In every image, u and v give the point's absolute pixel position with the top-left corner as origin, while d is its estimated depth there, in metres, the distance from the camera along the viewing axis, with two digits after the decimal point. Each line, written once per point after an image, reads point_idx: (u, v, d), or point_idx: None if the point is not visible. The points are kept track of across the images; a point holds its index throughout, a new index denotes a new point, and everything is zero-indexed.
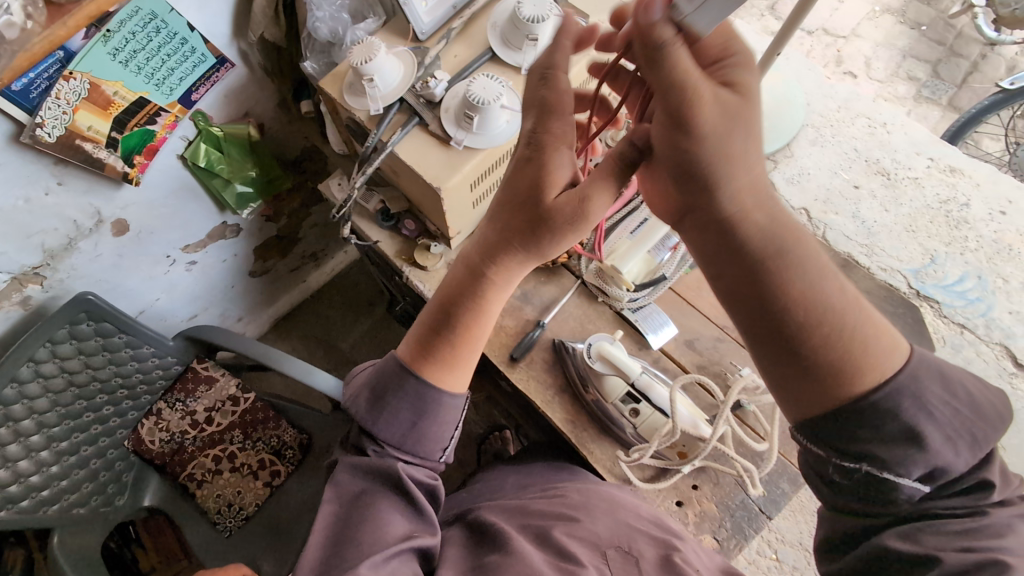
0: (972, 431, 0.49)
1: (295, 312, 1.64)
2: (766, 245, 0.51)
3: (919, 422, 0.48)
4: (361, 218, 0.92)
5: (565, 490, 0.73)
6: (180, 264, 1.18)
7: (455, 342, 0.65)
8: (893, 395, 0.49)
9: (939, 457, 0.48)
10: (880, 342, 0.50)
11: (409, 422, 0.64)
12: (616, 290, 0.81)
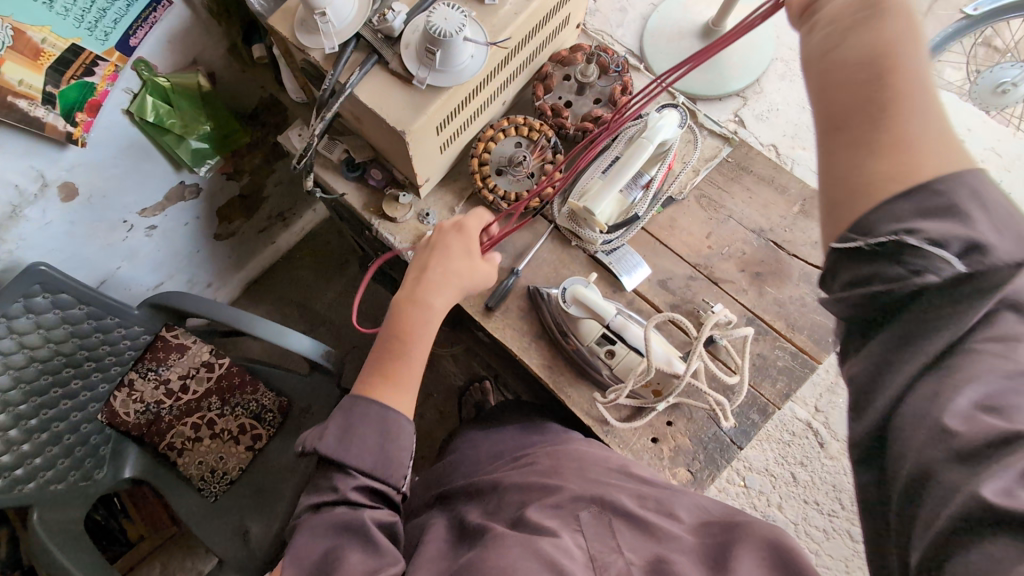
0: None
1: (267, 275, 1.59)
2: (896, 57, 0.47)
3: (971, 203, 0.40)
4: (325, 169, 0.88)
5: (535, 457, 0.74)
6: (139, 230, 1.13)
7: (404, 360, 0.69)
8: (953, 181, 0.42)
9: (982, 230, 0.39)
10: (944, 152, 0.44)
11: (372, 447, 0.64)
12: (589, 233, 0.79)
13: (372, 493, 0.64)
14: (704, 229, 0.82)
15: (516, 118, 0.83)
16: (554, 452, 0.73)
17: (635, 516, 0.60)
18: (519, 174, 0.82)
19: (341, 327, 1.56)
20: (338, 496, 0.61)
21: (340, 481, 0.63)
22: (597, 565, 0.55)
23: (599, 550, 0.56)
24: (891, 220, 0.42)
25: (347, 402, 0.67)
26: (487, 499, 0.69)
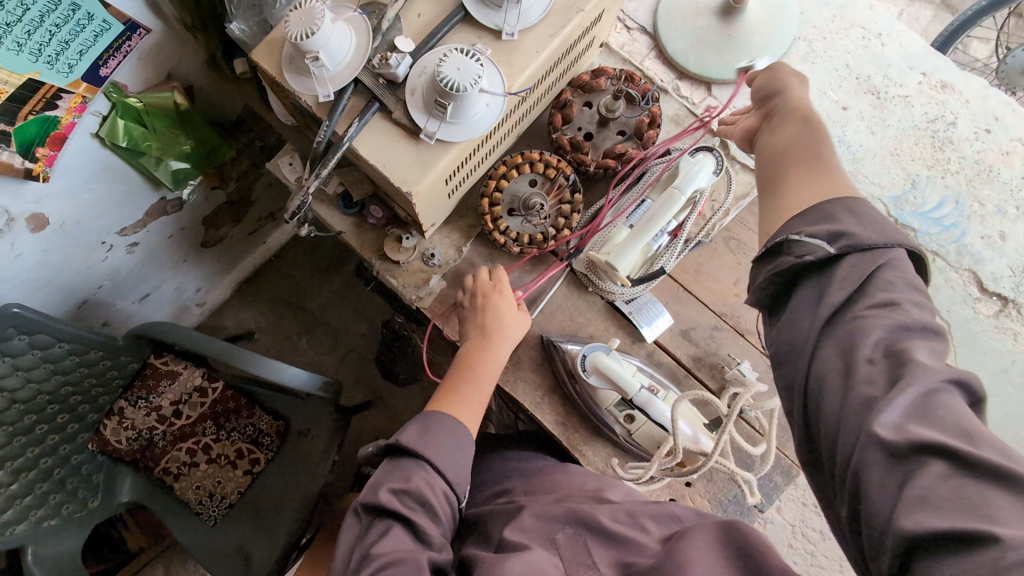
0: (889, 231, 0.49)
1: (259, 274, 1.52)
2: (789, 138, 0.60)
3: (844, 215, 0.50)
4: (320, 204, 0.81)
5: (514, 493, 0.72)
6: (120, 248, 1.06)
7: (471, 388, 0.70)
8: (829, 202, 0.52)
9: (853, 228, 0.49)
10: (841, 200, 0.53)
11: (447, 458, 0.64)
12: (610, 286, 0.74)
13: (441, 500, 0.61)
14: (731, 274, 0.77)
15: (533, 153, 0.76)
16: (546, 484, 0.71)
17: (613, 532, 0.58)
18: (533, 217, 0.76)
19: (337, 329, 1.50)
20: (410, 487, 0.59)
21: (414, 473, 0.61)
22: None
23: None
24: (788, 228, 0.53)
25: (423, 416, 0.68)
26: None
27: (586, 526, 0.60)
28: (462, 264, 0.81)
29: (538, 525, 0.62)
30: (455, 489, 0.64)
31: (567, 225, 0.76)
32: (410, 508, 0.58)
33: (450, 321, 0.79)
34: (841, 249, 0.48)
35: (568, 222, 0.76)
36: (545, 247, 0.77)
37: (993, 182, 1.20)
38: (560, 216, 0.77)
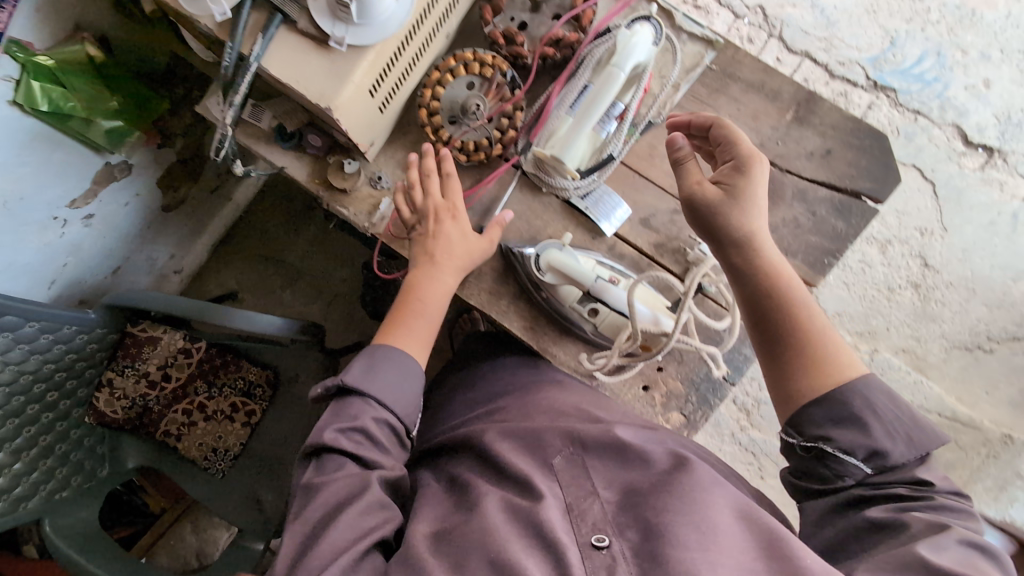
0: (913, 435, 0.60)
1: (233, 232, 1.49)
2: (762, 305, 0.64)
3: (866, 415, 0.60)
4: (255, 141, 0.78)
5: (504, 405, 0.75)
6: (74, 221, 1.03)
7: (416, 313, 0.71)
8: (850, 388, 0.61)
9: (882, 444, 0.59)
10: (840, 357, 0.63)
11: (394, 390, 0.68)
12: (560, 180, 0.72)
13: (385, 429, 0.66)
14: None
15: (466, 53, 0.72)
16: (521, 395, 0.75)
17: (623, 457, 0.63)
18: (474, 123, 0.73)
19: (318, 277, 1.49)
20: (355, 424, 0.64)
21: (360, 409, 0.65)
22: (573, 515, 0.58)
23: (574, 498, 0.60)
24: (811, 428, 0.61)
25: (370, 347, 0.70)
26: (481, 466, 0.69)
27: (579, 447, 0.65)
28: None
29: (530, 447, 0.66)
30: (402, 415, 0.68)
31: (511, 126, 0.73)
32: (355, 441, 0.63)
33: (407, 243, 0.77)
34: (874, 468, 0.59)
35: (512, 123, 0.74)
36: (494, 153, 0.74)
37: (977, 26, 1.39)
38: (503, 117, 0.73)
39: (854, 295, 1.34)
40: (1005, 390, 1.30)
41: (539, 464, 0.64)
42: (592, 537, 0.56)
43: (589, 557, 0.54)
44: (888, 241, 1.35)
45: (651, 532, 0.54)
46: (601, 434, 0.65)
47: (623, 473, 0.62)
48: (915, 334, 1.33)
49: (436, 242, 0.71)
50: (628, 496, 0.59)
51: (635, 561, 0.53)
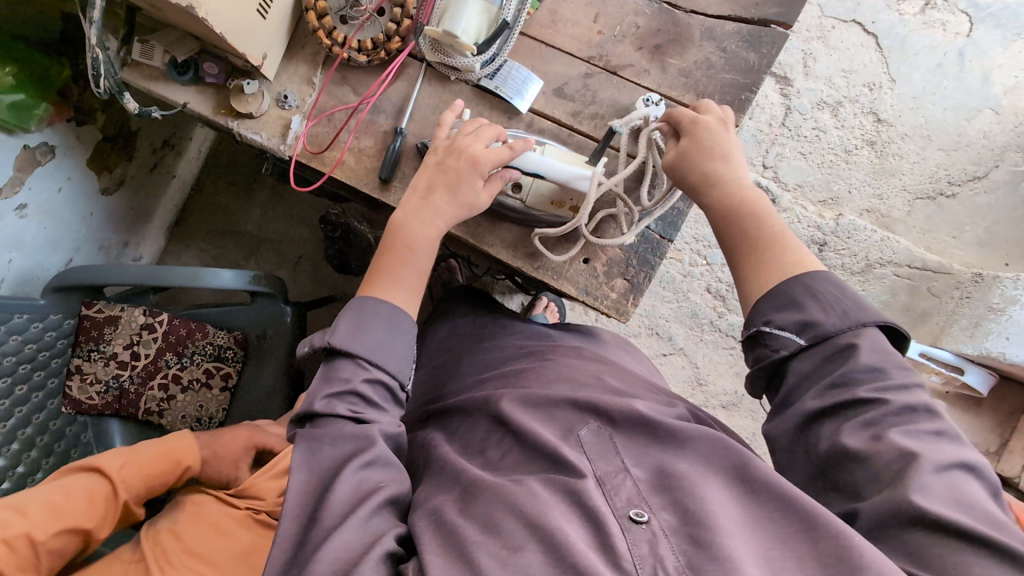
0: (852, 312, 0.55)
1: (185, 212, 1.40)
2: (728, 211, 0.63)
3: (804, 297, 0.56)
4: (152, 81, 0.74)
5: (523, 370, 0.74)
6: (9, 214, 0.97)
7: (406, 262, 0.66)
8: (793, 278, 0.58)
9: (814, 316, 0.55)
10: (782, 255, 0.60)
11: (388, 347, 0.63)
12: (461, 60, 0.69)
13: (380, 390, 0.62)
14: (589, 14, 0.73)
15: None
16: (539, 370, 0.73)
17: (660, 433, 0.58)
18: (363, 16, 0.72)
19: (281, 242, 1.39)
20: (348, 388, 0.60)
21: (352, 372, 0.61)
22: (607, 487, 0.53)
23: (606, 470, 0.55)
24: (757, 316, 0.59)
25: (354, 302, 0.65)
26: (478, 416, 0.68)
27: (607, 423, 0.60)
28: (319, 96, 0.75)
29: (547, 419, 0.62)
30: (395, 372, 0.63)
31: (405, 15, 0.70)
32: (350, 405, 0.59)
33: (324, 158, 0.74)
34: (808, 338, 0.55)
35: (404, 11, 0.71)
36: (392, 47, 0.71)
37: None
38: (393, 7, 0.71)
39: (812, 164, 1.32)
40: (971, 231, 1.29)
41: (563, 436, 0.60)
42: (630, 510, 0.51)
43: (628, 531, 0.49)
44: (837, 103, 1.32)
45: (694, 514, 0.49)
46: (630, 408, 0.60)
47: (658, 451, 0.57)
48: (878, 193, 1.32)
49: (443, 191, 0.65)
50: (663, 474, 0.54)
51: (677, 538, 0.48)
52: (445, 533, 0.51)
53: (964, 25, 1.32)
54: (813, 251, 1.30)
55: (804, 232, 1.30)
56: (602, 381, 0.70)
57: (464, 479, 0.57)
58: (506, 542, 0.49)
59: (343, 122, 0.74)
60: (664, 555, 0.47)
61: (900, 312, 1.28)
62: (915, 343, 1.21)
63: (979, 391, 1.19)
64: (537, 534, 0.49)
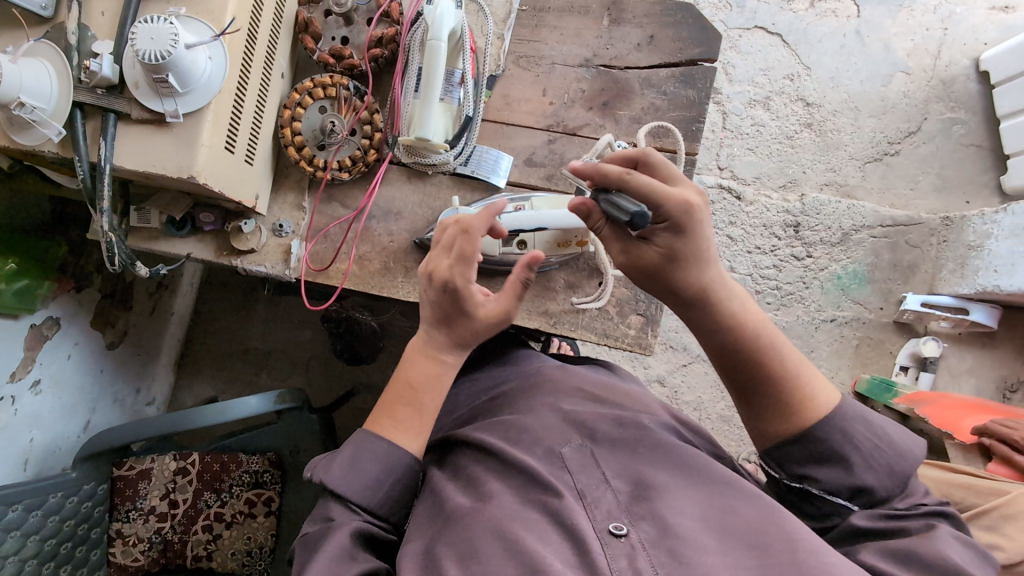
0: (895, 466, 0.57)
1: (187, 347, 1.38)
2: (740, 328, 0.61)
3: (847, 450, 0.57)
4: (150, 241, 0.78)
5: (505, 390, 0.75)
6: (23, 394, 0.95)
7: (411, 404, 0.64)
8: (826, 424, 0.58)
9: (864, 480, 0.57)
10: (810, 390, 0.60)
11: (380, 488, 0.60)
12: (436, 157, 0.77)
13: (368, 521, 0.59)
14: (538, 88, 0.81)
15: (306, 82, 0.77)
16: (521, 390, 0.72)
17: (646, 447, 0.61)
18: (338, 140, 0.78)
19: (288, 350, 1.37)
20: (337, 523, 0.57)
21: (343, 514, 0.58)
22: (587, 501, 0.55)
23: (587, 484, 0.57)
24: (796, 468, 0.60)
25: (358, 436, 0.62)
26: (458, 449, 0.66)
27: (588, 439, 0.62)
28: (313, 218, 0.80)
29: (527, 440, 0.62)
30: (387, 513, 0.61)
31: (374, 129, 0.78)
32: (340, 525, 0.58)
33: (330, 272, 0.79)
34: (862, 503, 0.57)
35: (373, 126, 0.78)
36: (370, 158, 0.78)
37: None
38: (363, 124, 0.78)
39: (762, 157, 1.42)
40: (924, 180, 1.41)
41: (542, 455, 0.61)
42: (609, 525, 0.53)
43: (608, 547, 0.51)
44: (767, 98, 1.43)
45: (670, 528, 0.52)
46: (615, 428, 0.63)
47: (637, 464, 0.59)
48: (830, 166, 1.41)
49: (439, 330, 0.65)
50: (642, 486, 0.57)
51: (655, 553, 0.51)
52: (427, 565, 0.52)
53: (852, 8, 1.45)
54: (791, 233, 1.38)
55: (776, 218, 1.39)
56: (586, 390, 0.71)
57: (446, 508, 0.57)
58: (484, 568, 0.50)
59: (340, 236, 0.80)
60: (642, 567, 0.49)
61: (888, 269, 1.38)
62: (915, 295, 1.32)
63: (990, 326, 1.29)
64: (515, 557, 0.50)
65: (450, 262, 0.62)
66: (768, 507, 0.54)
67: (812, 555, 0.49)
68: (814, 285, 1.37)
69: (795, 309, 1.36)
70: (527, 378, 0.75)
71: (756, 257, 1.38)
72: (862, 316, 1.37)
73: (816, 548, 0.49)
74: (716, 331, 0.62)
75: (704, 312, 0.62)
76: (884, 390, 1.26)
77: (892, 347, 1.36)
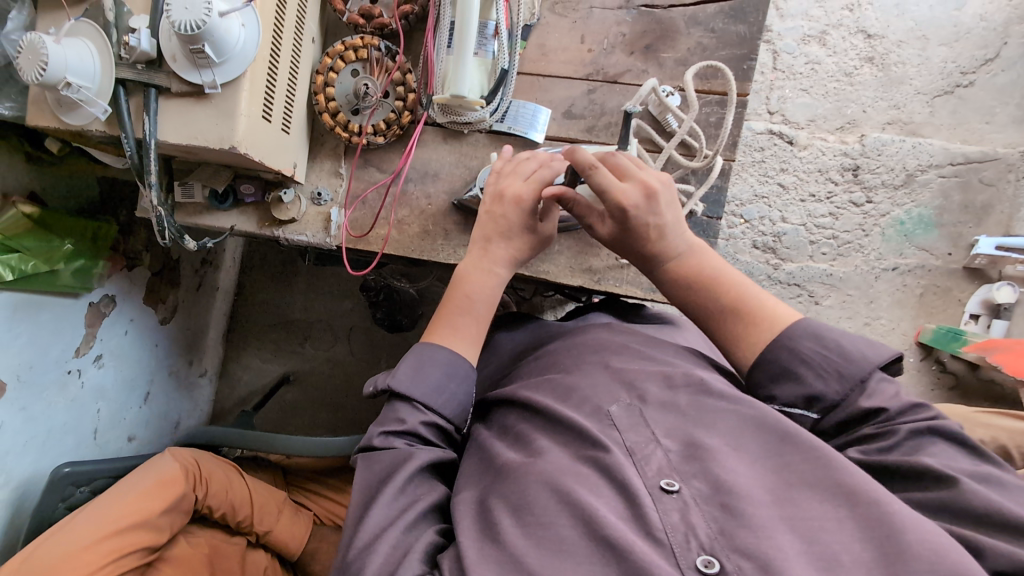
0: (845, 371, 0.55)
1: (238, 319, 1.42)
2: (690, 280, 0.66)
3: (796, 365, 0.56)
4: (196, 216, 0.79)
5: (553, 351, 0.73)
6: (88, 367, 1.00)
7: (467, 312, 0.69)
8: (775, 346, 0.58)
9: (815, 387, 0.55)
10: (760, 321, 0.61)
11: (443, 389, 0.64)
12: (472, 114, 0.75)
13: (434, 430, 0.63)
14: (574, 36, 0.77)
15: (338, 46, 0.75)
16: (569, 347, 0.71)
17: (697, 406, 0.57)
18: (372, 103, 0.75)
19: (332, 320, 1.40)
20: (405, 428, 0.60)
21: (409, 414, 0.62)
22: (638, 459, 0.53)
23: (636, 442, 0.55)
24: (759, 390, 0.59)
25: (417, 347, 0.67)
26: (510, 407, 0.65)
27: (638, 398, 0.59)
28: (350, 184, 0.80)
29: (575, 398, 0.61)
30: (451, 416, 0.64)
31: (408, 90, 0.76)
32: (406, 442, 0.60)
33: (369, 238, 0.78)
34: (819, 411, 0.56)
35: (407, 87, 0.76)
36: (404, 121, 0.77)
37: None
38: (396, 86, 0.76)
39: (818, 97, 1.32)
40: (1002, 112, 1.29)
41: (590, 412, 0.59)
42: (660, 481, 0.51)
43: (659, 502, 0.49)
44: (822, 33, 1.32)
45: (722, 481, 0.49)
46: (663, 389, 0.60)
47: (686, 422, 0.56)
48: (893, 103, 1.31)
49: (499, 240, 0.70)
50: (693, 443, 0.53)
51: (710, 507, 0.48)
52: (482, 517, 0.53)
53: None
54: (849, 177, 1.30)
55: (832, 162, 1.30)
56: (634, 347, 0.69)
57: (496, 463, 0.57)
58: (539, 520, 0.50)
59: (379, 201, 0.79)
60: (696, 523, 0.47)
61: (958, 211, 1.28)
62: (989, 238, 1.24)
63: None
64: (571, 510, 0.49)
65: (514, 177, 0.71)
66: (826, 454, 0.50)
67: (875, 507, 0.45)
68: (875, 232, 1.29)
69: (855, 259, 1.29)
70: (572, 337, 0.73)
71: (811, 205, 1.30)
72: (928, 263, 1.29)
73: (885, 501, 0.45)
74: (671, 287, 0.67)
75: (661, 271, 0.68)
76: (951, 338, 1.19)
77: (962, 295, 1.28)
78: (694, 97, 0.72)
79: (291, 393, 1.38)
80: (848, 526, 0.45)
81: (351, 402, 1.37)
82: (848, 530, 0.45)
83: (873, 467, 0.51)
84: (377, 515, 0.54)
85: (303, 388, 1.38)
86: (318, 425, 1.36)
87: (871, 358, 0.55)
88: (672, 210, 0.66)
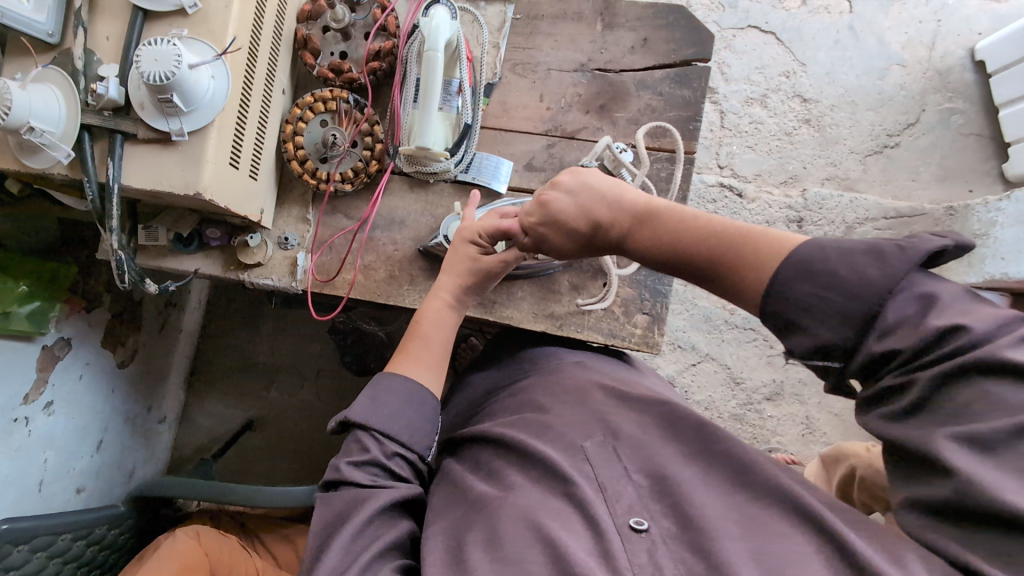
0: (848, 310, 0.47)
1: (197, 364, 1.38)
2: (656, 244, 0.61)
3: (795, 315, 0.49)
4: (160, 258, 0.79)
5: (525, 388, 0.74)
6: (37, 415, 0.96)
7: (423, 343, 0.71)
8: (770, 288, 0.51)
9: (823, 335, 0.48)
10: (747, 258, 0.54)
11: (401, 417, 0.65)
12: (437, 165, 0.78)
13: (399, 463, 0.63)
14: (534, 94, 0.83)
15: (308, 97, 0.78)
16: (543, 384, 0.72)
17: (671, 445, 0.59)
18: (340, 152, 0.79)
19: (297, 364, 1.38)
20: (368, 459, 0.61)
21: (371, 445, 0.62)
22: (608, 495, 0.55)
23: (608, 477, 0.57)
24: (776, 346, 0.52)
25: (376, 378, 0.68)
26: (480, 444, 0.67)
27: (611, 436, 0.61)
28: (317, 229, 0.81)
29: (552, 434, 0.62)
30: (413, 444, 0.64)
31: (375, 140, 0.79)
32: (369, 475, 0.61)
33: (336, 282, 0.80)
34: (842, 359, 0.48)
35: (374, 137, 0.79)
36: (371, 169, 0.80)
37: None
38: (364, 136, 0.79)
39: (762, 153, 1.42)
40: (926, 171, 1.41)
41: (564, 447, 0.60)
42: (630, 520, 0.53)
43: (628, 541, 0.51)
44: (763, 96, 1.44)
45: (689, 520, 0.51)
46: (639, 430, 0.61)
47: (654, 454, 0.58)
48: (830, 161, 1.41)
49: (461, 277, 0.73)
50: (661, 480, 0.55)
51: (676, 545, 0.50)
52: (453, 553, 0.54)
53: (844, 4, 1.46)
54: (794, 228, 1.38)
55: (779, 214, 1.39)
56: (605, 383, 0.71)
57: (469, 496, 0.59)
58: (508, 555, 0.51)
59: (345, 246, 0.81)
60: (663, 562, 0.49)
61: None
62: None
63: None
64: (542, 547, 0.51)
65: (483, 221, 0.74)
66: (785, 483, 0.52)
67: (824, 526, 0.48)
68: None
69: None
70: (547, 375, 0.74)
71: None
72: None
73: (836, 528, 0.47)
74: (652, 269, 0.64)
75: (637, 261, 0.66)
76: None
77: None
78: (645, 153, 0.77)
79: (253, 440, 1.34)
80: (807, 551, 0.47)
81: (314, 449, 1.34)
82: (808, 555, 0.47)
83: (894, 441, 0.45)
84: (339, 554, 0.54)
85: (262, 436, 1.35)
86: (279, 475, 1.32)
87: (876, 282, 0.46)
88: (579, 214, 0.66)
